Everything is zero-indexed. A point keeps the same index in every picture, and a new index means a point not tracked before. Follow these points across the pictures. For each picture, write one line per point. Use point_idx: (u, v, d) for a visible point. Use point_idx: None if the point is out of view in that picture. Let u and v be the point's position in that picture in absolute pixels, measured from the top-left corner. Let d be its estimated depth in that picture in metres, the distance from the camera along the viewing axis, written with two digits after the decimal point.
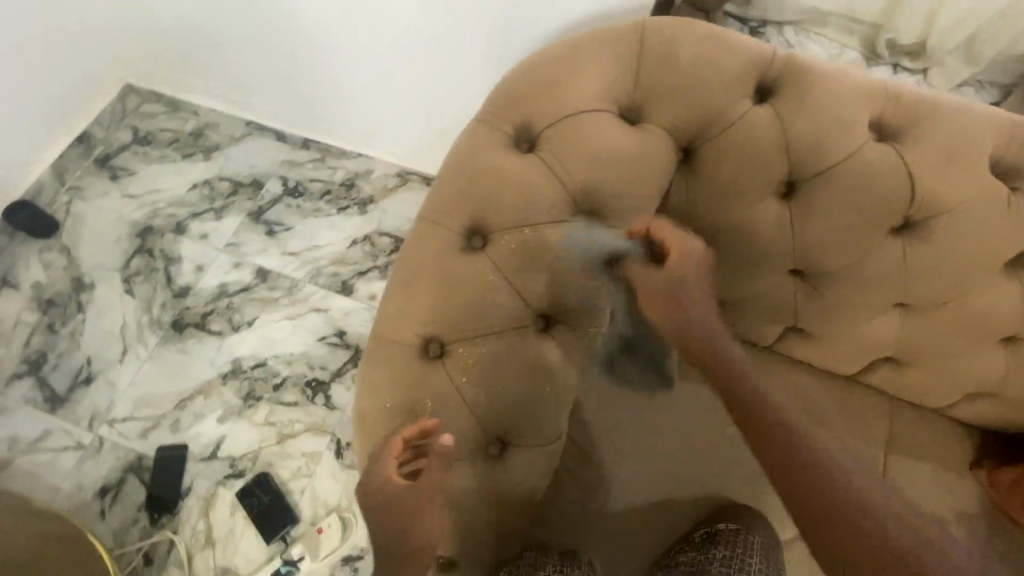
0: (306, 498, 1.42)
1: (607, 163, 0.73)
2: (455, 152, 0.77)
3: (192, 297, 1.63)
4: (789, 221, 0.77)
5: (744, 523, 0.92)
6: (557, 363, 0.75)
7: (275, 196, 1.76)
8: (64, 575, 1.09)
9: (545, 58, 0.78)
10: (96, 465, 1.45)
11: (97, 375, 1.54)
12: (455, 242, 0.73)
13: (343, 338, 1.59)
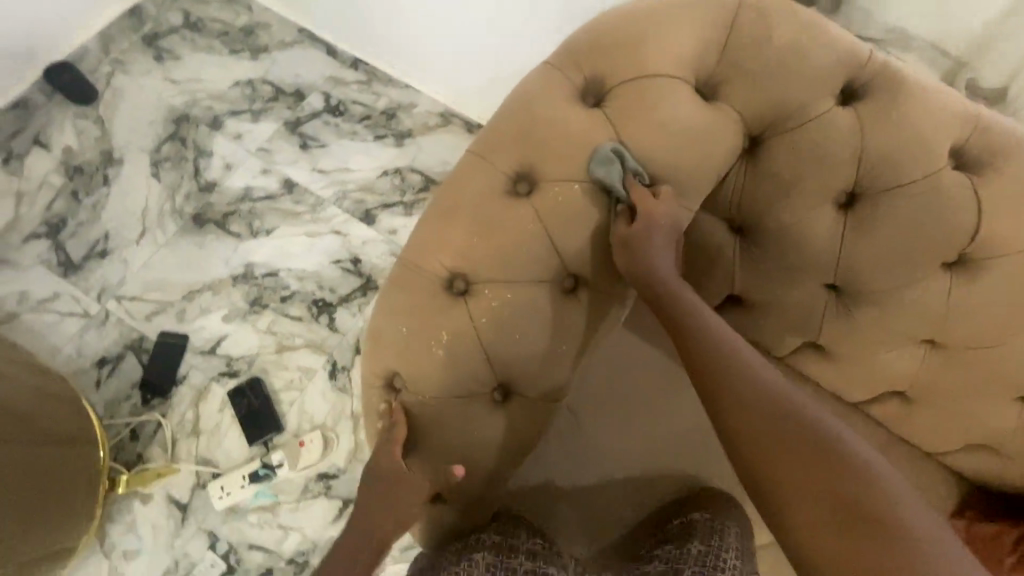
0: (293, 409, 1.44)
1: (674, 135, 0.70)
2: (518, 92, 0.74)
3: (217, 194, 1.63)
4: (842, 234, 0.75)
5: (715, 512, 0.88)
6: (578, 326, 0.73)
7: (314, 111, 1.72)
8: (57, 426, 1.13)
9: (632, 12, 0.74)
10: (99, 337, 1.48)
11: (112, 250, 1.55)
12: (502, 183, 0.71)
13: (357, 265, 1.58)
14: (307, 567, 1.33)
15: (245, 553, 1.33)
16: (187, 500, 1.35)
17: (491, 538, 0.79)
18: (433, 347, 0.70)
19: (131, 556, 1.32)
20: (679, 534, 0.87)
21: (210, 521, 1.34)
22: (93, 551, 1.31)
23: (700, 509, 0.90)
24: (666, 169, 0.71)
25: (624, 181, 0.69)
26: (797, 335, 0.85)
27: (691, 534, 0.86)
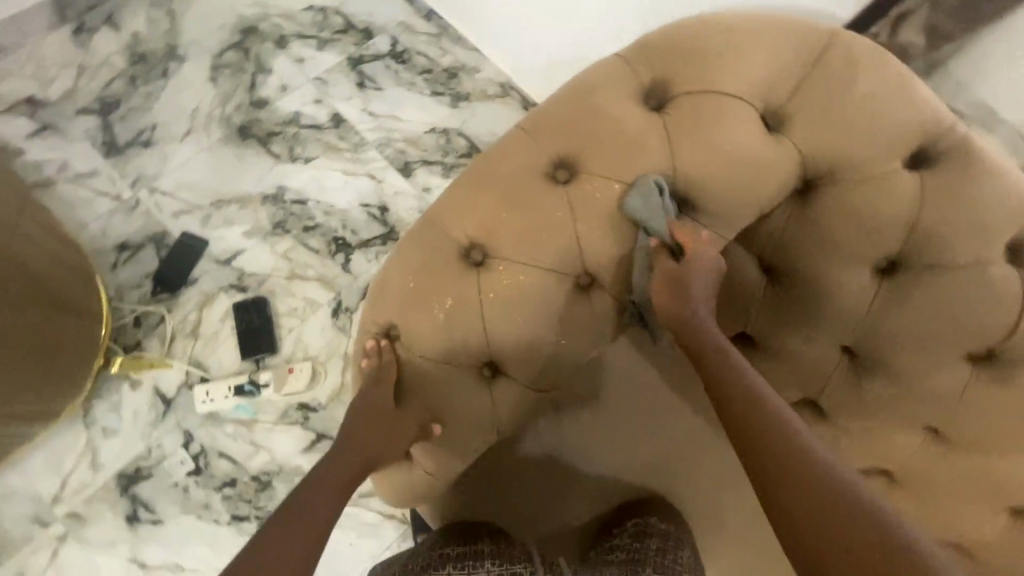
0: (291, 337, 1.47)
1: (727, 159, 0.67)
2: (580, 78, 0.72)
3: (266, 111, 1.64)
4: (872, 299, 0.72)
5: (669, 518, 0.94)
6: (583, 324, 0.70)
7: (379, 53, 1.72)
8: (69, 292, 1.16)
9: (717, 23, 0.71)
10: (125, 222, 1.51)
11: (156, 142, 1.58)
12: (541, 167, 0.68)
13: (384, 213, 1.59)
14: (269, 486, 1.36)
15: (214, 459, 1.36)
16: (172, 395, 1.39)
17: (455, 550, 0.85)
18: (435, 308, 0.68)
19: (107, 434, 1.35)
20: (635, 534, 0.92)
21: (189, 421, 1.38)
22: (73, 420, 1.34)
23: (653, 513, 0.94)
24: (711, 191, 0.68)
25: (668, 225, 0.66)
26: (794, 390, 0.84)
27: (645, 534, 0.92)
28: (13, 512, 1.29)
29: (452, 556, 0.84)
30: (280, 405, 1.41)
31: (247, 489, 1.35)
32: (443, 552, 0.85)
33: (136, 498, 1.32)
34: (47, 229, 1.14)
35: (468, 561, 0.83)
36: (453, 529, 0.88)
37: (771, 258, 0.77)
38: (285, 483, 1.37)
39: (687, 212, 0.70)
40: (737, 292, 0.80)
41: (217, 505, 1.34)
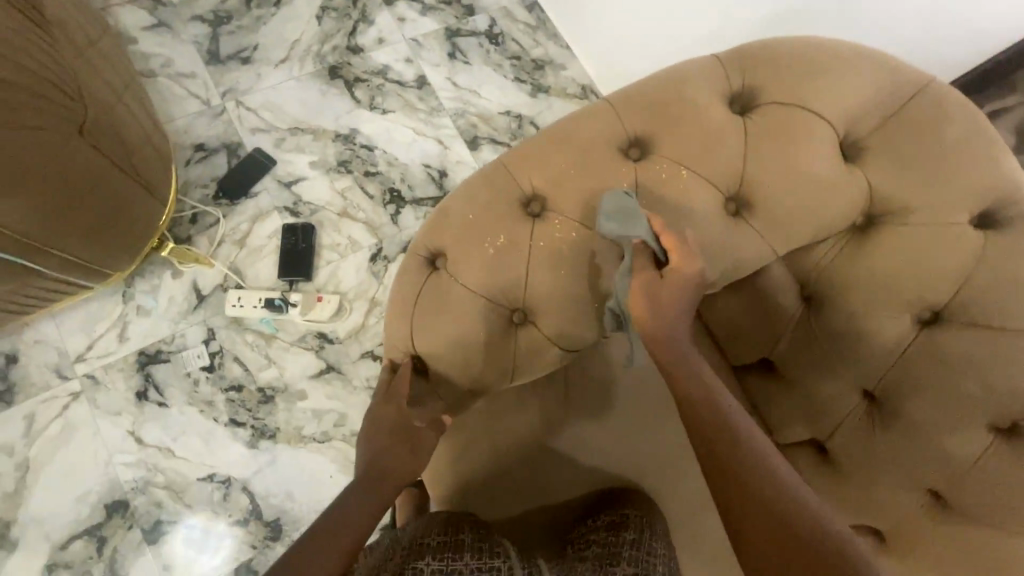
0: (327, 270, 1.52)
1: (796, 174, 0.69)
2: (673, 69, 0.75)
3: (359, 58, 1.72)
4: (904, 348, 0.73)
5: (648, 514, 0.86)
6: (619, 297, 0.72)
7: (475, 30, 1.79)
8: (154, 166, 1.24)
9: (819, 47, 0.73)
10: (207, 126, 1.60)
11: (254, 62, 1.67)
12: (617, 140, 0.71)
13: (442, 178, 1.64)
14: (270, 400, 1.41)
15: (228, 362, 1.42)
16: (206, 293, 1.45)
17: (436, 540, 0.77)
18: (486, 244, 0.70)
19: (140, 313, 1.42)
20: (609, 527, 0.84)
21: (215, 321, 1.44)
22: (114, 291, 1.42)
23: (633, 506, 0.86)
24: (774, 201, 0.70)
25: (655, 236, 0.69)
26: (805, 428, 0.85)
27: (621, 524, 0.83)
28: (39, 360, 1.36)
29: (431, 547, 0.76)
30: (300, 329, 1.46)
31: (250, 398, 1.40)
32: (421, 542, 0.77)
33: (150, 377, 1.38)
34: (144, 107, 1.21)
35: (447, 554, 0.76)
36: (436, 518, 0.81)
37: (814, 288, 0.78)
38: (285, 402, 1.41)
39: (743, 217, 0.71)
40: (772, 316, 0.81)
41: (220, 405, 1.39)
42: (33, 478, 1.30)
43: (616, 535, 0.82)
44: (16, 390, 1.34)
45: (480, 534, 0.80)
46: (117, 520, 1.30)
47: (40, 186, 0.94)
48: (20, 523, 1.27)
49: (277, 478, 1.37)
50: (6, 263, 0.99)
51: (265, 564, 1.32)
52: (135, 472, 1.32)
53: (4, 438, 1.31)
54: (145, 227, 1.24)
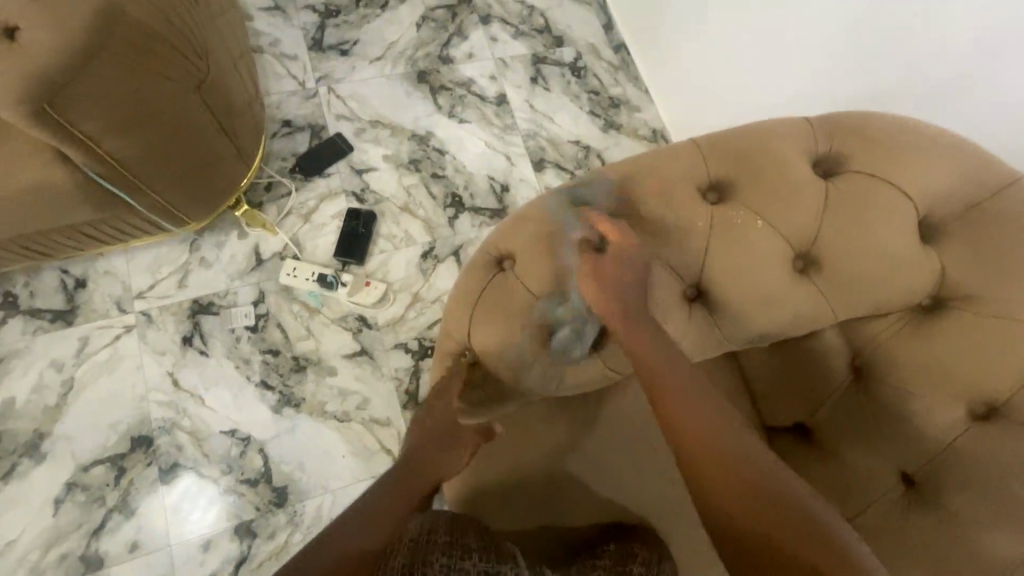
0: (379, 258, 1.58)
1: (871, 243, 0.70)
2: (765, 124, 0.77)
3: (448, 68, 1.81)
4: (953, 437, 0.72)
5: (658, 551, 0.84)
6: (673, 329, 0.74)
7: (561, 60, 1.87)
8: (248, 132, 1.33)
9: (909, 127, 0.74)
10: (297, 105, 1.70)
11: (352, 55, 1.78)
12: (698, 179, 0.74)
13: (503, 193, 1.69)
14: (302, 370, 1.45)
15: (271, 326, 1.47)
16: (265, 258, 1.53)
17: (444, 539, 0.73)
18: (556, 255, 0.73)
19: (203, 264, 1.50)
20: (616, 558, 0.82)
21: (267, 285, 1.51)
22: (184, 240, 1.51)
23: (643, 545, 0.84)
24: (844, 265, 0.71)
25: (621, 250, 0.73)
26: (832, 503, 0.83)
27: (628, 558, 0.81)
28: (104, 289, 1.45)
29: (441, 545, 0.73)
30: (343, 308, 1.51)
31: (284, 364, 1.45)
32: (428, 539, 0.73)
33: (198, 326, 1.45)
34: (250, 76, 1.31)
35: (457, 552, 0.72)
36: (443, 516, 0.77)
37: (866, 360, 0.78)
38: (316, 375, 1.45)
39: (810, 276, 0.73)
40: (817, 380, 0.82)
41: (255, 365, 1.44)
42: (74, 397, 1.37)
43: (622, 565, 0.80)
44: (77, 312, 1.43)
45: (487, 543, 0.76)
46: (139, 454, 1.35)
47: (151, 128, 1.01)
48: (53, 437, 1.34)
49: (293, 447, 1.39)
50: (101, 189, 1.06)
51: (264, 528, 1.33)
52: (165, 412, 1.38)
53: (57, 354, 1.39)
54: (231, 187, 1.31)
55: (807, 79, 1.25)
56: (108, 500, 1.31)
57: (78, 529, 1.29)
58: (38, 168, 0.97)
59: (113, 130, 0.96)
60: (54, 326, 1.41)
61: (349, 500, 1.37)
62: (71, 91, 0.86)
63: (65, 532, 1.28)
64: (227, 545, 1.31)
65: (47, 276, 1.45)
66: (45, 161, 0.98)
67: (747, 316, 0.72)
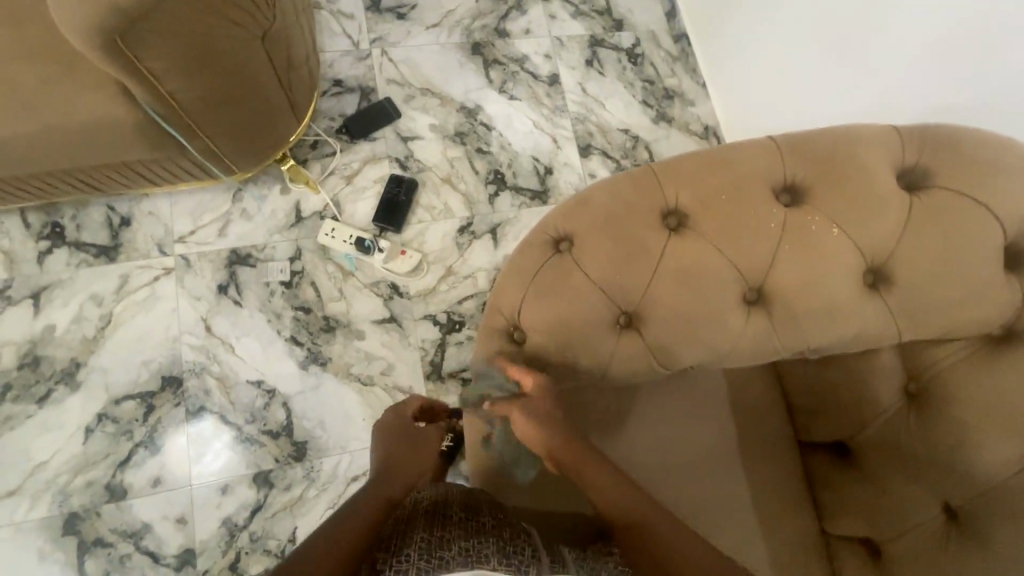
0: (417, 228, 1.57)
1: (948, 263, 0.68)
2: (850, 130, 0.74)
3: (503, 42, 1.77)
4: (1007, 474, 0.70)
5: None
6: (731, 330, 0.71)
7: (619, 45, 1.81)
8: (305, 87, 1.32)
9: (1001, 146, 0.71)
10: (349, 65, 1.68)
11: (408, 19, 1.75)
12: (773, 180, 0.72)
13: (546, 175, 1.67)
14: (331, 330, 1.46)
15: (305, 284, 1.48)
16: (305, 216, 1.53)
17: (459, 513, 0.76)
18: (618, 242, 0.72)
19: (244, 215, 1.51)
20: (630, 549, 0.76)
21: (305, 243, 1.51)
22: (228, 189, 1.52)
23: None
24: (917, 282, 0.68)
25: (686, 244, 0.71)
26: (860, 522, 0.82)
27: None
28: (148, 230, 1.47)
29: (456, 521, 0.74)
30: (378, 274, 1.51)
31: (314, 323, 1.46)
32: (444, 514, 0.75)
33: (234, 276, 1.47)
34: (311, 32, 1.30)
35: (472, 525, 0.74)
36: (461, 496, 0.81)
37: (922, 383, 0.76)
38: (344, 337, 1.46)
39: (879, 291, 0.70)
40: (865, 401, 0.80)
41: (286, 320, 1.45)
42: (110, 332, 1.40)
43: None
44: (120, 250, 1.45)
45: (503, 522, 0.77)
46: (168, 394, 1.38)
47: (214, 73, 1.01)
48: (88, 368, 1.37)
49: (317, 404, 1.41)
50: (160, 130, 1.07)
51: (281, 479, 1.36)
52: (196, 355, 1.41)
53: (97, 289, 1.42)
54: (280, 140, 1.31)
55: (881, 88, 1.19)
56: (135, 435, 1.34)
57: (105, 458, 1.33)
58: (105, 103, 0.99)
59: (178, 69, 0.95)
60: (97, 261, 1.44)
61: (365, 462, 1.39)
62: (146, 29, 0.86)
63: (93, 460, 1.32)
64: (245, 492, 1.34)
65: (94, 211, 1.47)
66: (113, 96, 0.99)
67: (808, 325, 0.70)
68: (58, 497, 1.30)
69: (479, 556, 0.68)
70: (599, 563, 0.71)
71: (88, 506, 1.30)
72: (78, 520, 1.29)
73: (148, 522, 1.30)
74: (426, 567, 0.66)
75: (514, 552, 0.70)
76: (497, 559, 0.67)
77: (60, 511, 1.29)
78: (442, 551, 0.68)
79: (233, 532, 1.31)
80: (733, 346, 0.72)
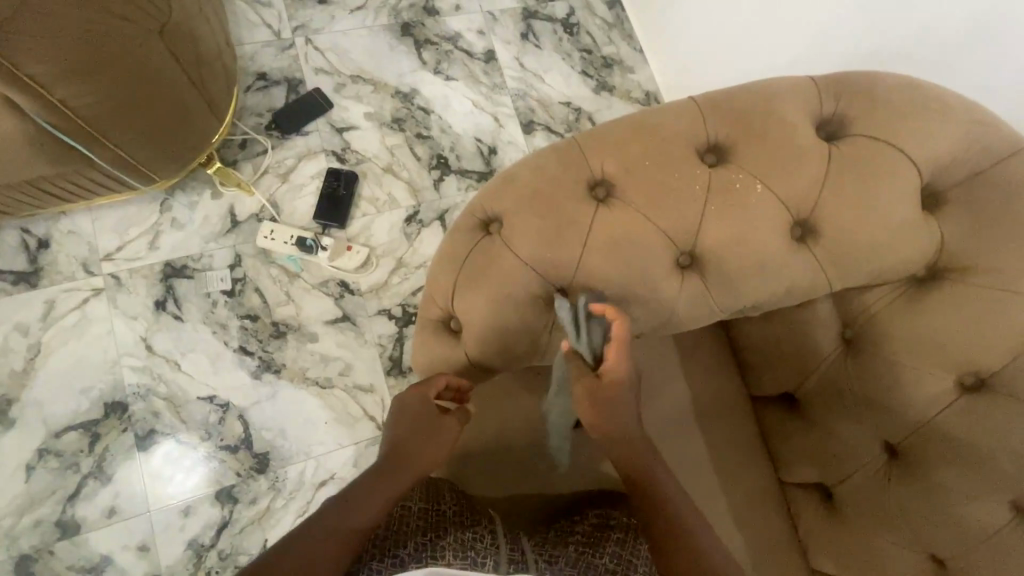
0: (361, 222, 1.52)
1: (869, 211, 0.68)
2: (768, 86, 0.74)
3: (433, 21, 1.71)
4: (938, 411, 0.72)
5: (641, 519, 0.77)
6: (668, 297, 0.71)
7: (553, 16, 1.78)
8: (224, 84, 1.25)
9: (909, 90, 0.72)
10: (273, 57, 1.60)
11: (330, 3, 1.66)
12: (696, 141, 0.72)
13: (491, 155, 1.63)
14: (282, 336, 1.41)
15: (249, 291, 1.42)
16: (241, 220, 1.46)
17: (417, 504, 0.73)
18: (547, 217, 0.70)
19: (175, 225, 1.43)
20: (587, 534, 0.74)
21: (244, 248, 1.44)
22: (154, 199, 1.44)
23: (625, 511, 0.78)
24: (842, 231, 0.69)
25: (615, 215, 0.70)
26: (812, 471, 0.85)
27: (604, 528, 0.75)
28: (70, 250, 1.38)
29: (415, 515, 0.72)
30: (326, 273, 1.46)
31: (263, 330, 1.41)
32: (403, 506, 0.73)
33: (171, 289, 1.39)
34: (222, 23, 1.22)
35: (430, 520, 0.72)
36: (425, 485, 0.77)
37: (857, 330, 0.78)
38: (296, 341, 1.41)
39: (807, 243, 0.71)
40: (806, 351, 0.81)
41: (232, 330, 1.39)
42: (42, 362, 1.32)
43: (598, 534, 0.74)
44: (42, 274, 1.36)
45: (462, 516, 0.73)
46: (114, 421, 1.31)
47: (109, 75, 0.93)
48: (21, 403, 1.29)
49: (274, 413, 1.37)
50: (59, 142, 0.99)
51: (245, 494, 1.32)
52: (139, 377, 1.34)
53: (22, 317, 1.33)
54: (201, 143, 1.24)
55: (807, 39, 1.20)
56: (82, 467, 1.28)
57: (53, 495, 1.26)
58: None
59: (65, 74, 0.88)
60: (17, 288, 1.35)
61: (333, 466, 1.36)
62: (17, 29, 0.79)
63: (39, 498, 1.25)
64: (209, 511, 1.29)
65: (7, 236, 1.37)
66: None
67: (741, 284, 0.70)
68: (5, 541, 1.23)
69: (433, 551, 0.68)
70: (557, 547, 0.72)
71: (40, 545, 1.23)
72: (30, 561, 1.22)
73: (108, 554, 1.25)
74: (378, 566, 0.67)
75: (471, 542, 0.69)
76: (448, 557, 0.67)
77: (10, 554, 1.22)
78: (396, 548, 0.69)
79: (200, 553, 1.27)
80: (672, 314, 0.72)
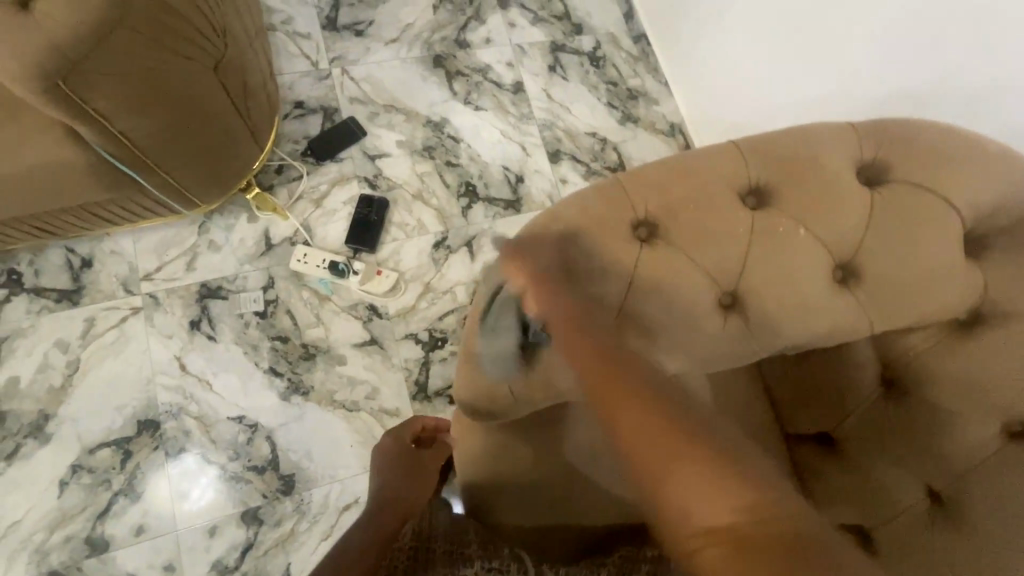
0: (391, 247, 1.55)
1: (911, 255, 0.69)
2: (808, 130, 0.76)
3: (464, 53, 1.76)
4: (986, 457, 0.72)
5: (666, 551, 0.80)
6: (711, 336, 0.72)
7: (580, 49, 1.82)
8: (267, 114, 1.30)
9: (948, 137, 0.73)
10: (310, 86, 1.66)
11: (366, 36, 1.73)
12: (739, 184, 0.73)
13: (518, 184, 1.66)
14: (311, 358, 1.43)
15: (280, 312, 1.45)
16: (275, 243, 1.50)
17: (443, 545, 0.76)
18: (591, 254, 0.72)
19: (212, 246, 1.47)
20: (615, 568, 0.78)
21: (277, 271, 1.48)
22: (193, 222, 1.48)
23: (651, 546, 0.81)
24: (883, 275, 0.70)
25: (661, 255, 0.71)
26: (851, 514, 0.83)
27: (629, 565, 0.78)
28: (111, 270, 1.42)
29: (440, 555, 0.75)
30: (356, 296, 1.49)
31: (293, 352, 1.43)
32: (427, 548, 0.75)
33: (206, 310, 1.43)
34: (267, 56, 1.28)
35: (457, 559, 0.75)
36: (448, 522, 0.79)
37: (899, 373, 0.78)
38: (324, 363, 1.43)
39: (849, 286, 0.71)
40: (846, 390, 0.81)
41: (264, 351, 1.42)
42: (79, 378, 1.35)
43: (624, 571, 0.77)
44: (84, 293, 1.40)
45: (488, 555, 0.76)
46: (145, 438, 1.33)
47: (166, 106, 0.98)
48: (58, 419, 1.32)
49: (301, 435, 1.38)
50: (114, 169, 1.03)
51: (270, 515, 1.32)
52: (171, 396, 1.36)
53: (63, 335, 1.37)
54: (243, 169, 1.28)
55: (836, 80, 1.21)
56: (113, 484, 1.30)
57: (84, 511, 1.28)
58: (56, 146, 0.95)
59: (128, 106, 0.92)
60: (59, 305, 1.39)
61: (357, 489, 1.36)
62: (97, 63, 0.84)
63: (70, 514, 1.27)
64: (234, 532, 1.30)
65: (53, 254, 1.42)
66: (61, 140, 0.95)
67: (782, 325, 0.71)
68: (35, 556, 1.25)
69: None
70: None
71: (69, 562, 1.25)
72: None
73: (133, 572, 1.25)
74: None
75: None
76: None
77: (39, 570, 1.24)
78: None
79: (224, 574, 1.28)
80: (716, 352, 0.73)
